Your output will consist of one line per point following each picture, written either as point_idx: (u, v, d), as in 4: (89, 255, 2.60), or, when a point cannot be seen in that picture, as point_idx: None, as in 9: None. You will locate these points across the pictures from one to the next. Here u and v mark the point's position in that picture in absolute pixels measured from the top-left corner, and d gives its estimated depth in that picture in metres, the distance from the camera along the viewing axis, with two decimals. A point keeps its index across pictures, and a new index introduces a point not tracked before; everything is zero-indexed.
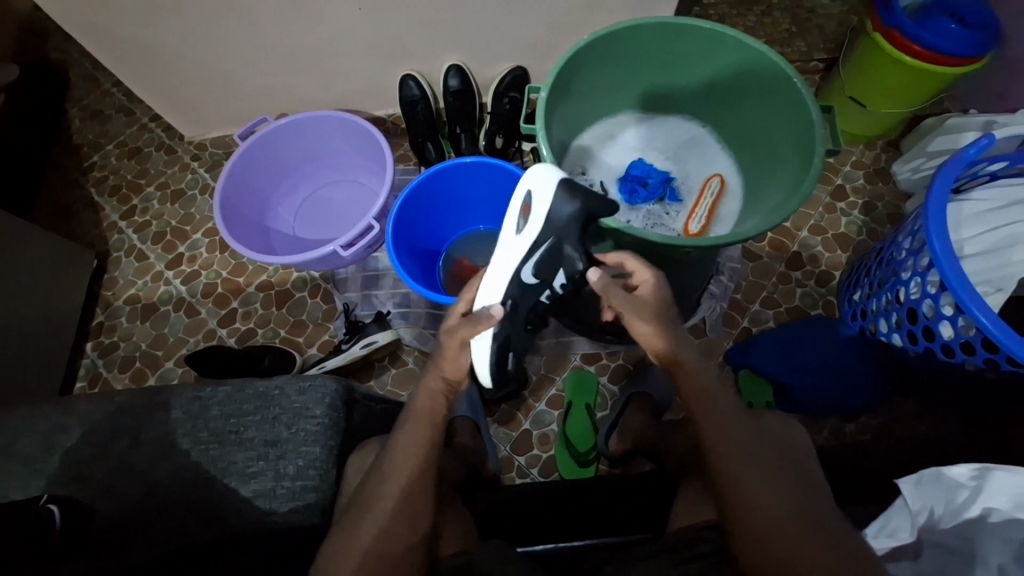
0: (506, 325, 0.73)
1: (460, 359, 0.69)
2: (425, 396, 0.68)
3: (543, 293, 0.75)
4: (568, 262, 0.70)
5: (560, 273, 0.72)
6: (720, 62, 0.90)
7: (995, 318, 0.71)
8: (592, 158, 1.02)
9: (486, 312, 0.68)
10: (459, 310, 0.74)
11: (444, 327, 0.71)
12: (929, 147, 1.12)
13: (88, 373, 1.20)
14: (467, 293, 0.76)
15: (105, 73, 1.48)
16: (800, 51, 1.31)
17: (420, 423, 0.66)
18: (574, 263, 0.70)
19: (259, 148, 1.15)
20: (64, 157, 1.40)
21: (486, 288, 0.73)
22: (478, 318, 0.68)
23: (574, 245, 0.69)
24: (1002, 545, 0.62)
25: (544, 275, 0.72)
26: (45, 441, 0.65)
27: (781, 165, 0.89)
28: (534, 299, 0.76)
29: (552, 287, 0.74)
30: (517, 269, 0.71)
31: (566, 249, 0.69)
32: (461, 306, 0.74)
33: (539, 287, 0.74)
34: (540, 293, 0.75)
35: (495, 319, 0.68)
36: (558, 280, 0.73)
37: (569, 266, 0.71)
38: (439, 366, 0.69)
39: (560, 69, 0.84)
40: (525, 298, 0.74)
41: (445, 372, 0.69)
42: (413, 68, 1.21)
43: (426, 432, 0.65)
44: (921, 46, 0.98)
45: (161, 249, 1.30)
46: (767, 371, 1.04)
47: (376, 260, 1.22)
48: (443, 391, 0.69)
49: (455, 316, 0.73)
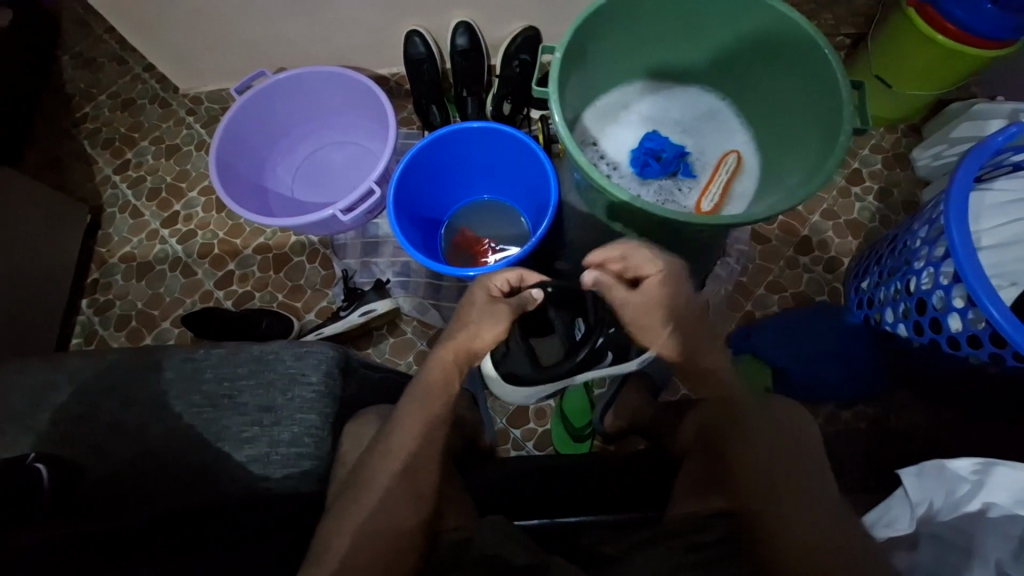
0: (565, 371, 0.86)
1: (487, 331, 0.72)
2: (439, 369, 0.71)
3: (577, 329, 0.92)
4: (565, 317, 0.93)
5: (580, 318, 0.93)
6: (746, 28, 0.85)
7: (1005, 311, 0.69)
8: (605, 128, 0.99)
9: (530, 296, 0.74)
10: (492, 291, 0.73)
11: (491, 299, 0.73)
12: (953, 133, 1.07)
13: (83, 330, 1.19)
14: (501, 272, 0.74)
15: (97, 18, 1.40)
16: (827, 24, 1.24)
17: (428, 396, 0.68)
18: (565, 316, 0.93)
19: (257, 103, 1.10)
20: (56, 106, 1.34)
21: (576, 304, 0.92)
22: (520, 307, 0.73)
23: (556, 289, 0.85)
24: (998, 540, 0.61)
25: (565, 332, 0.92)
26: (36, 398, 0.64)
27: (803, 143, 0.86)
28: (582, 350, 0.84)
29: (578, 333, 0.92)
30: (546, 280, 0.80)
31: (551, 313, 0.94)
32: (496, 286, 0.74)
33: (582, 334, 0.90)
34: (574, 354, 0.85)
35: (536, 304, 0.75)
36: (581, 324, 0.93)
37: (570, 316, 0.93)
38: (466, 337, 0.72)
39: (577, 29, 0.80)
40: (588, 345, 0.83)
41: (467, 345, 0.72)
42: (420, 24, 1.15)
43: (436, 407, 0.68)
44: (954, 24, 0.92)
45: (155, 207, 1.27)
46: (768, 356, 1.02)
47: (376, 226, 1.19)
48: (458, 363, 0.71)
49: (487, 293, 0.74)
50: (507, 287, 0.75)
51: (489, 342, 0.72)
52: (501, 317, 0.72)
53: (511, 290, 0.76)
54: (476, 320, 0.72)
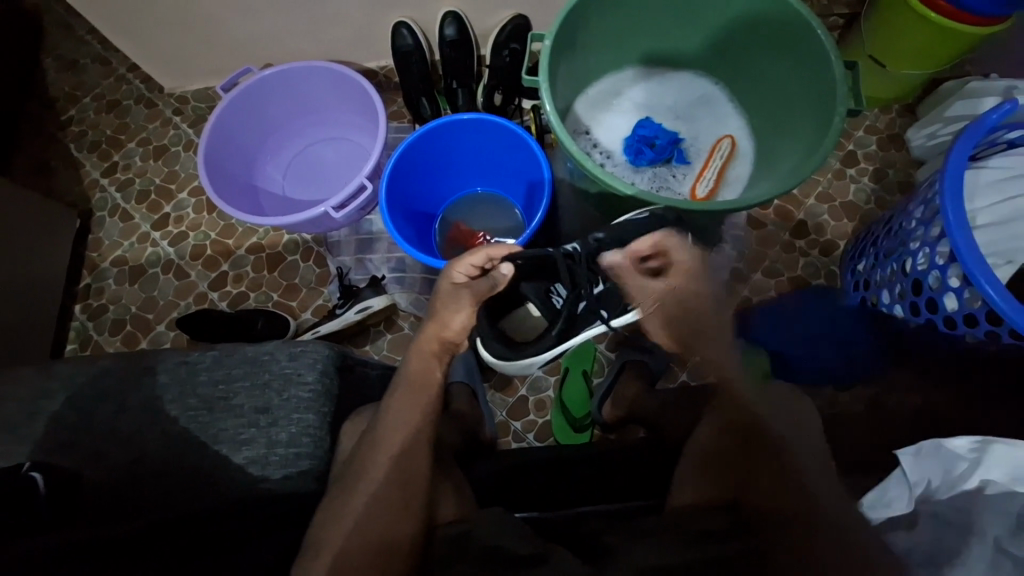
0: (542, 347, 0.85)
1: (457, 318, 0.75)
2: (419, 360, 0.73)
3: (555, 298, 0.86)
4: (538, 285, 0.86)
5: (557, 282, 0.86)
6: (736, 11, 0.84)
7: (1002, 289, 0.69)
8: (597, 116, 0.98)
9: (498, 275, 0.75)
10: (454, 279, 0.74)
11: (455, 287, 0.74)
12: (947, 113, 1.07)
13: (78, 336, 1.18)
14: (464, 259, 0.74)
15: (78, 18, 1.38)
16: (820, 5, 1.22)
17: (413, 390, 0.68)
18: (538, 285, 0.86)
19: (243, 101, 1.08)
20: (40, 110, 1.32)
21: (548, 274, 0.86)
22: (490, 288, 0.74)
23: (525, 260, 0.80)
24: (997, 517, 0.61)
25: (544, 304, 0.85)
26: (30, 406, 0.63)
27: (796, 126, 0.85)
28: (556, 327, 0.83)
29: (558, 301, 0.85)
30: (514, 254, 0.76)
31: (523, 287, 0.86)
32: (458, 275, 0.74)
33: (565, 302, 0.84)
34: (549, 330, 0.84)
35: (506, 282, 0.76)
36: (559, 289, 0.85)
37: (545, 283, 0.86)
38: (437, 327, 0.74)
39: (566, 16, 0.79)
40: (564, 318, 0.83)
41: (441, 333, 0.74)
42: (407, 15, 1.13)
43: (422, 402, 0.68)
44: (948, 2, 0.91)
45: (145, 209, 1.25)
46: (767, 343, 1.02)
47: (370, 223, 1.17)
48: (437, 352, 0.73)
49: (449, 282, 0.75)
50: (473, 271, 0.75)
51: (461, 329, 0.75)
52: (470, 302, 0.74)
53: (478, 274, 0.76)
54: (442, 310, 0.74)
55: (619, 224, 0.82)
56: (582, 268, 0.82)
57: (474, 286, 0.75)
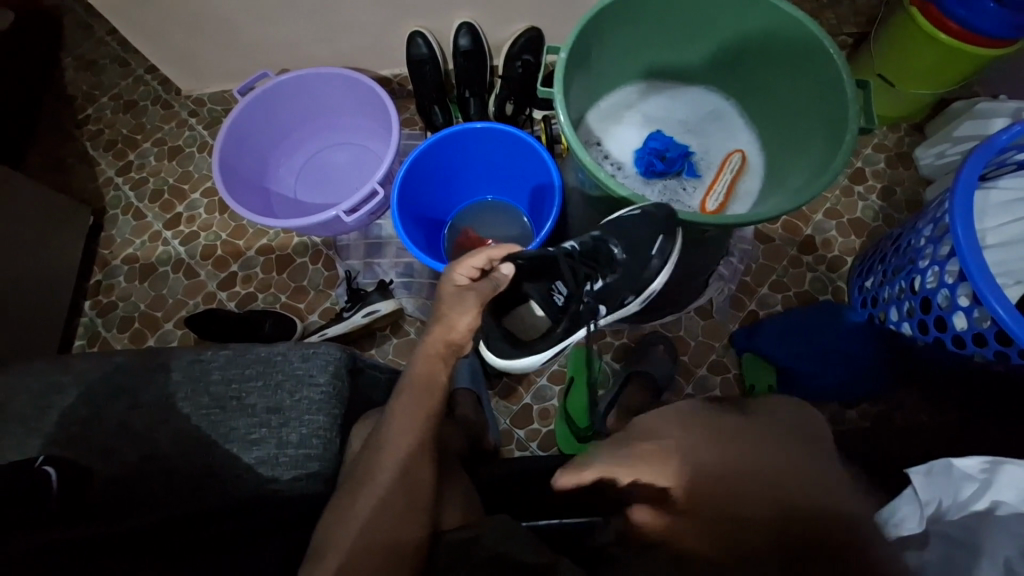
0: (550, 342, 0.85)
1: (463, 319, 0.71)
2: (423, 364, 0.69)
3: (557, 297, 0.84)
4: (540, 285, 0.85)
5: (557, 280, 0.84)
6: (749, 28, 0.85)
7: (1011, 309, 0.69)
8: (609, 128, 0.99)
9: (500, 276, 0.75)
10: (456, 281, 0.73)
11: (456, 289, 0.73)
12: (956, 132, 1.07)
13: (87, 332, 1.19)
14: (464, 261, 0.74)
15: (99, 20, 1.40)
16: (830, 23, 1.23)
17: (418, 393, 0.67)
18: (539, 283, 0.84)
19: (259, 104, 1.10)
20: (58, 108, 1.34)
21: (548, 273, 0.84)
22: (492, 288, 0.74)
23: (526, 260, 0.81)
24: (1011, 538, 0.59)
25: (546, 303, 0.84)
26: (43, 400, 0.64)
27: (807, 143, 0.86)
28: (561, 323, 0.83)
29: (559, 299, 0.84)
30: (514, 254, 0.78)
31: (526, 286, 0.85)
32: (460, 276, 0.74)
33: (567, 301, 0.83)
34: (555, 328, 0.84)
35: (507, 282, 0.76)
36: (559, 286, 0.84)
37: (545, 282, 0.85)
38: (442, 331, 0.70)
39: (582, 30, 0.80)
40: (569, 316, 0.82)
41: (447, 337, 0.70)
42: (422, 24, 1.15)
43: (428, 404, 0.67)
44: (956, 23, 0.92)
45: (158, 208, 1.27)
46: (772, 356, 1.02)
47: (379, 227, 1.19)
48: (442, 357, 0.70)
49: (452, 285, 0.73)
50: (474, 272, 0.75)
51: (467, 331, 0.71)
52: (474, 301, 0.71)
53: (479, 275, 0.76)
54: (446, 310, 0.71)
55: (613, 220, 0.81)
56: (579, 264, 0.82)
57: (478, 286, 0.73)
